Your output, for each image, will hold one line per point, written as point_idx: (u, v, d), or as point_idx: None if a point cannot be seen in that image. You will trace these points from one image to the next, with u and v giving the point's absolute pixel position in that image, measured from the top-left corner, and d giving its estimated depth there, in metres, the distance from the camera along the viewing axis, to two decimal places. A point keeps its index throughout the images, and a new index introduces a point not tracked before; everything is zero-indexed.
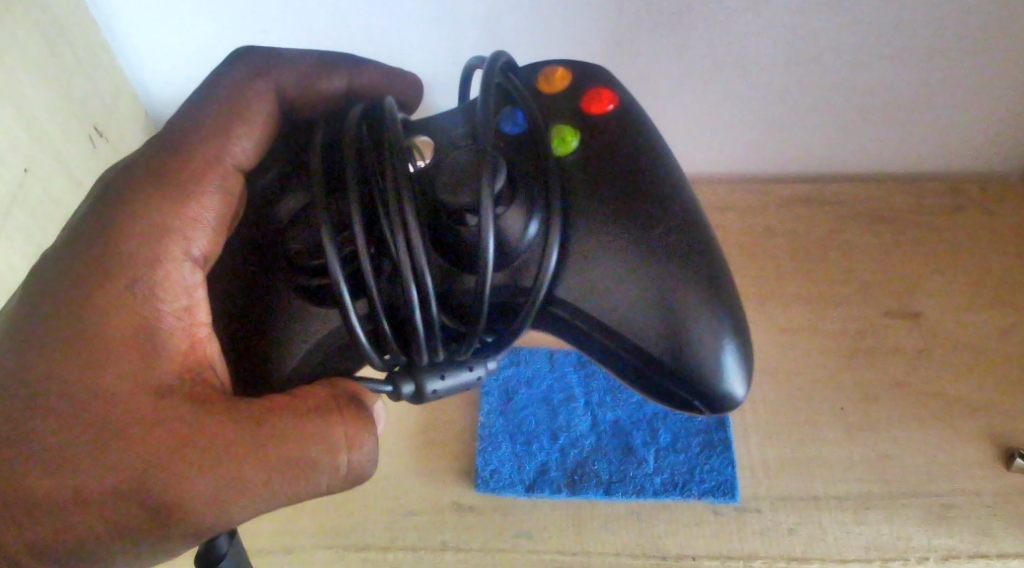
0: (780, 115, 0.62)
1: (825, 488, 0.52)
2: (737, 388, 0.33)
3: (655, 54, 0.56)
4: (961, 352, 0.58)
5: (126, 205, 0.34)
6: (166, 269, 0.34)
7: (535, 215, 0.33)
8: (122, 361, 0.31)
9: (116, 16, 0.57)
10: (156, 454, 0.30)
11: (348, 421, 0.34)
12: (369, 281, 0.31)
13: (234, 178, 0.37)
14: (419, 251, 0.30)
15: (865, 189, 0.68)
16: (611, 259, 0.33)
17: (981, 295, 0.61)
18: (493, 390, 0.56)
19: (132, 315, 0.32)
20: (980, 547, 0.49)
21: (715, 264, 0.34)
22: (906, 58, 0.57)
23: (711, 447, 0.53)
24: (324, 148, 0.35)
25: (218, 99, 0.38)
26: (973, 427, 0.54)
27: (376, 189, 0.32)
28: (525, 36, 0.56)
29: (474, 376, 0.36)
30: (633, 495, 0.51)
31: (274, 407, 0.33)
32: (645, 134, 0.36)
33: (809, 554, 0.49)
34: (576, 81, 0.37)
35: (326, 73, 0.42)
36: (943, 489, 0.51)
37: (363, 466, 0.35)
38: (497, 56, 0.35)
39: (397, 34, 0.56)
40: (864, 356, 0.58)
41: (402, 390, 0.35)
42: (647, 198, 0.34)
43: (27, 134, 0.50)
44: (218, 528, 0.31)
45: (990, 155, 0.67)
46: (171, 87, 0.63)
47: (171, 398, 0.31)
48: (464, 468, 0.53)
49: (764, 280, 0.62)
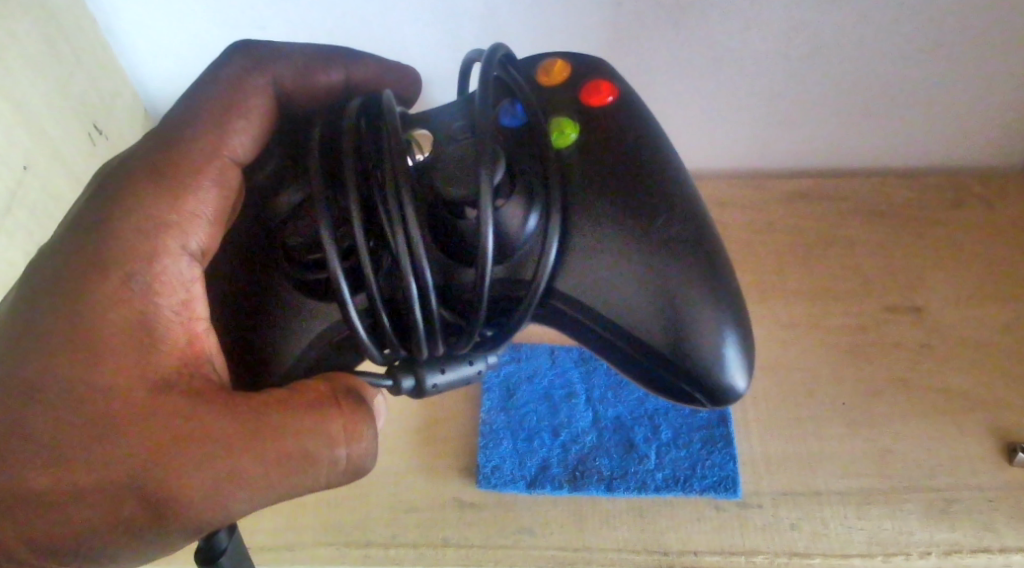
0: (780, 109, 0.62)
1: (826, 483, 0.51)
2: (738, 381, 0.33)
3: (654, 48, 0.56)
4: (963, 347, 0.58)
5: (125, 198, 0.34)
6: (163, 263, 0.33)
7: (534, 208, 0.33)
8: (120, 355, 0.31)
9: (116, 15, 0.57)
10: (154, 447, 0.30)
11: (347, 415, 0.34)
12: (368, 275, 0.31)
13: (233, 171, 0.37)
14: (419, 245, 0.30)
15: (864, 183, 0.68)
16: (612, 252, 0.33)
17: (984, 290, 0.61)
18: (494, 387, 0.56)
19: (130, 309, 0.32)
20: (982, 542, 0.48)
21: (716, 256, 0.34)
22: (906, 52, 0.57)
23: (712, 443, 0.53)
24: (324, 142, 0.35)
25: (217, 93, 0.38)
26: (976, 422, 0.54)
27: (374, 183, 0.32)
28: (524, 30, 0.56)
29: (474, 371, 0.36)
30: (635, 491, 0.51)
31: (272, 400, 0.33)
32: (645, 126, 0.36)
33: (810, 550, 0.48)
34: (575, 73, 0.37)
35: (325, 67, 0.42)
36: (944, 483, 0.51)
37: (363, 460, 0.34)
38: (496, 48, 0.35)
39: (396, 29, 0.56)
40: (865, 351, 0.58)
41: (402, 384, 0.35)
42: (648, 192, 0.34)
43: (26, 132, 0.50)
44: (217, 522, 0.31)
45: (993, 149, 0.66)
46: (170, 85, 0.63)
47: (169, 393, 0.31)
48: (464, 464, 0.53)
49: (764, 274, 0.62)
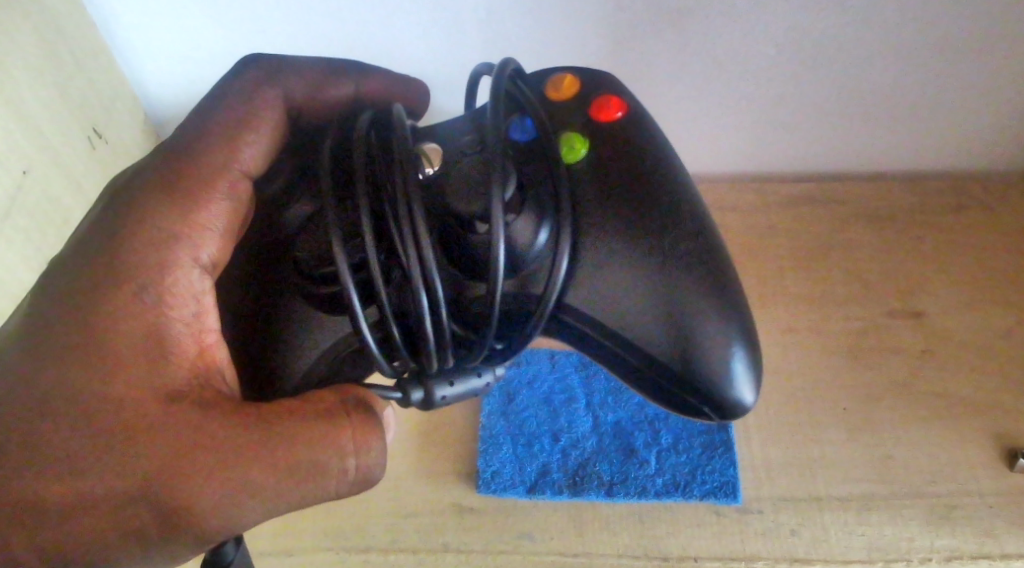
0: (782, 114, 0.62)
1: (827, 489, 0.52)
2: (747, 395, 0.33)
3: (656, 55, 0.56)
4: (963, 353, 0.58)
5: (136, 210, 0.34)
6: (174, 275, 0.33)
7: (545, 223, 0.33)
8: (131, 367, 0.31)
9: (115, 18, 0.56)
10: (164, 458, 0.30)
11: (357, 425, 0.34)
12: (379, 290, 0.31)
13: (244, 183, 0.37)
14: (430, 260, 0.30)
15: (863, 188, 0.68)
16: (619, 265, 0.33)
17: (983, 296, 0.61)
18: (495, 392, 0.56)
19: (141, 321, 0.32)
20: (983, 548, 0.49)
21: (724, 269, 0.34)
22: (903, 58, 0.57)
23: (712, 448, 0.53)
24: (335, 154, 0.35)
25: (227, 106, 0.38)
26: (975, 428, 0.54)
27: (386, 197, 0.32)
28: (527, 36, 0.56)
29: (481, 382, 0.37)
30: (635, 497, 0.51)
31: (282, 410, 0.33)
32: (653, 141, 0.36)
33: (811, 556, 0.49)
34: (585, 88, 0.37)
35: (332, 81, 0.42)
36: (944, 490, 0.52)
37: (371, 470, 0.34)
38: (506, 64, 0.35)
39: (399, 35, 0.56)
40: (865, 356, 0.58)
41: (412, 396, 0.36)
42: (658, 206, 0.34)
43: (25, 136, 0.50)
44: (225, 532, 0.31)
45: (993, 154, 0.67)
46: (169, 88, 0.62)
47: (179, 403, 0.31)
48: (465, 469, 0.53)
49: (765, 280, 0.62)
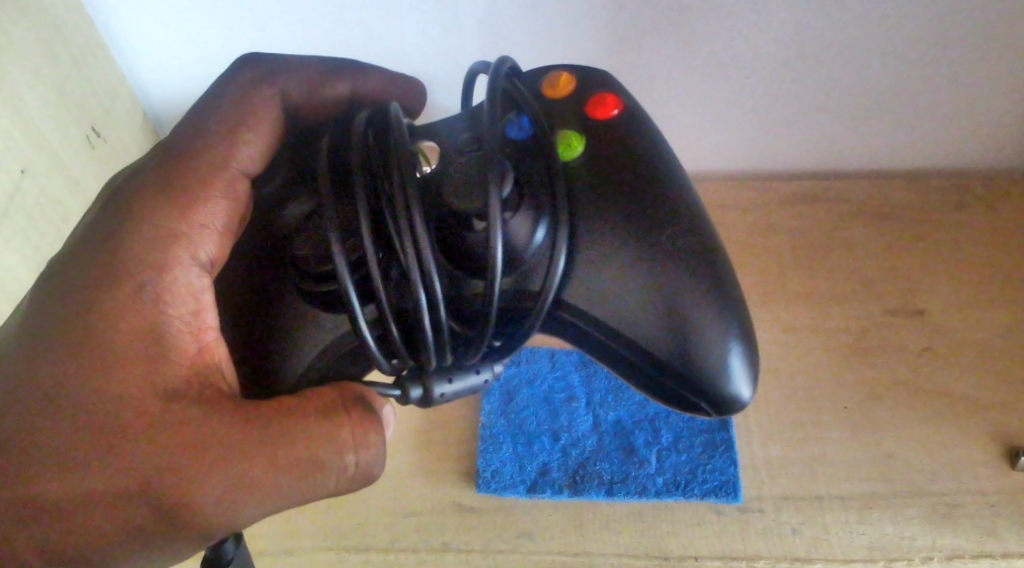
0: (781, 112, 0.62)
1: (828, 487, 0.52)
2: (743, 390, 0.33)
3: (655, 54, 0.57)
4: (963, 350, 0.58)
5: (135, 209, 0.34)
6: (172, 273, 0.33)
7: (542, 220, 0.33)
8: (130, 365, 0.31)
9: (114, 16, 0.56)
10: (164, 454, 0.30)
11: (355, 422, 0.34)
12: (377, 287, 0.31)
13: (242, 182, 0.37)
14: (428, 256, 0.30)
15: (863, 185, 0.68)
16: (615, 261, 0.33)
17: (985, 294, 0.61)
18: (494, 392, 0.56)
19: (140, 319, 0.32)
20: (985, 547, 0.49)
21: (721, 266, 0.34)
22: (903, 55, 0.57)
23: (713, 447, 0.53)
24: (333, 152, 0.35)
25: (224, 107, 0.38)
26: (976, 426, 0.54)
27: (383, 194, 0.32)
28: (525, 34, 0.56)
29: (480, 380, 0.37)
30: (635, 495, 0.51)
31: (281, 408, 0.33)
32: (651, 139, 0.36)
33: (812, 554, 0.49)
34: (581, 86, 0.37)
35: (331, 81, 0.42)
36: (946, 489, 0.51)
37: (370, 467, 0.34)
38: (501, 63, 0.35)
39: (398, 34, 0.56)
40: (865, 354, 0.58)
41: (411, 394, 0.36)
42: (655, 204, 0.34)
43: (24, 135, 0.50)
44: (224, 529, 0.32)
45: (994, 151, 0.67)
46: (168, 87, 0.62)
47: (180, 401, 0.31)
48: (465, 468, 0.53)
49: (764, 278, 0.62)
